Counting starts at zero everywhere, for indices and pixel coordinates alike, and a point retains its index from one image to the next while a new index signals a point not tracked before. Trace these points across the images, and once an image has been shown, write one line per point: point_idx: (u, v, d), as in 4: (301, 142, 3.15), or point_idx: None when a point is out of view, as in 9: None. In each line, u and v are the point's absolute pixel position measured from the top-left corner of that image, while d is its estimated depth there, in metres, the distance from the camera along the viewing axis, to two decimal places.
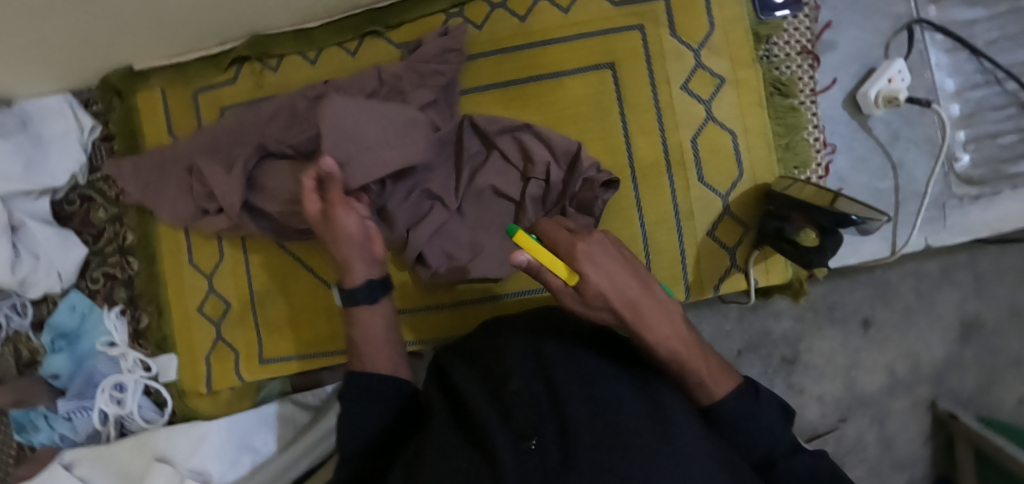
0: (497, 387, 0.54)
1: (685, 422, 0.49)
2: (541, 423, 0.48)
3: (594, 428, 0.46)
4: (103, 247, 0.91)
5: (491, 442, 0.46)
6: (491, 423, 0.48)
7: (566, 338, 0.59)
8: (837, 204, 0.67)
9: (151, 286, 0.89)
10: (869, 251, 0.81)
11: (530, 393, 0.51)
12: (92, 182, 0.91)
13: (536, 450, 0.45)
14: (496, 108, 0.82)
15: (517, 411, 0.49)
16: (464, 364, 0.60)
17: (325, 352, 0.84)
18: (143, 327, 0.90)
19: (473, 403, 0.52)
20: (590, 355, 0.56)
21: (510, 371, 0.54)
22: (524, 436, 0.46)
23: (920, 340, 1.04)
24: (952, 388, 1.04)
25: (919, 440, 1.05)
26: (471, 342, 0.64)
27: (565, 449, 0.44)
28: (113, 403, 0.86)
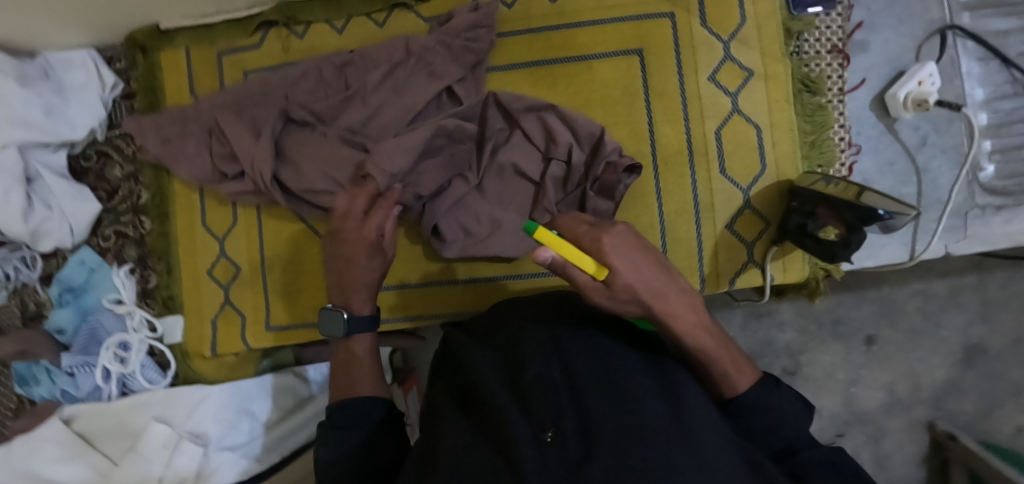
0: (513, 375, 0.52)
1: (707, 412, 0.48)
2: (559, 412, 0.47)
3: (614, 418, 0.45)
4: (117, 204, 0.90)
5: (510, 432, 0.45)
6: (509, 412, 0.47)
7: (581, 324, 0.58)
8: (865, 198, 0.66)
9: (163, 244, 0.88)
10: (887, 255, 0.80)
11: (547, 380, 0.50)
12: (109, 139, 0.90)
13: (557, 442, 0.44)
14: (522, 88, 0.82)
15: (533, 400, 0.48)
16: (478, 347, 0.59)
17: None
18: (151, 287, 0.89)
19: (487, 391, 0.51)
20: (607, 342, 0.55)
21: (526, 359, 0.53)
22: (542, 427, 0.45)
23: (922, 361, 1.04)
24: (951, 411, 1.04)
25: (915, 461, 1.05)
26: (482, 328, 0.63)
27: (587, 441, 0.43)
28: (116, 362, 0.86)
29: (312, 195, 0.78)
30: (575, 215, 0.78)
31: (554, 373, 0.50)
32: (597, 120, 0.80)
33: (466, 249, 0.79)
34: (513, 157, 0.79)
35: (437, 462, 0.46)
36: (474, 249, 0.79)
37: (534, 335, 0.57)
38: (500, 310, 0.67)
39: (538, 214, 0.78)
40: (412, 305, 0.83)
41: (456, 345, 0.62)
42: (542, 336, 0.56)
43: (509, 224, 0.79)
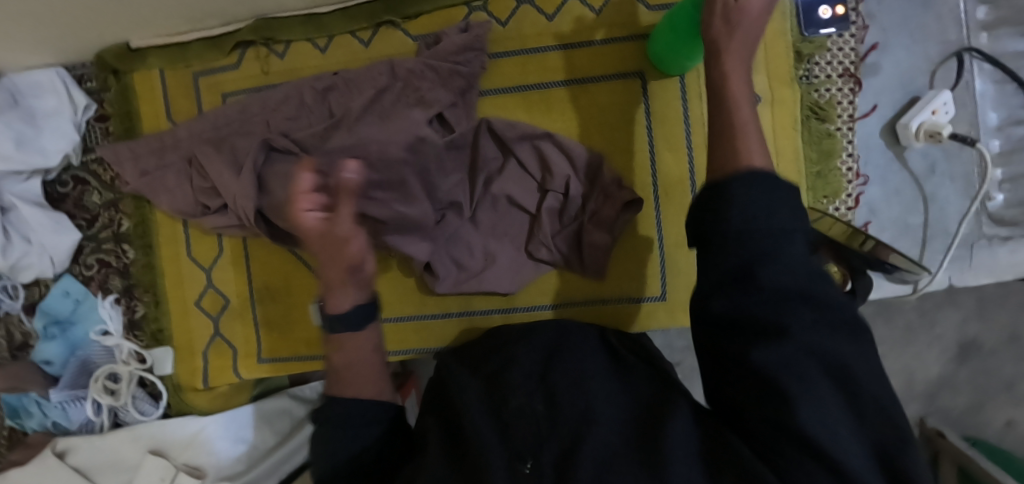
0: (496, 400, 0.53)
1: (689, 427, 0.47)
2: (538, 441, 0.48)
3: (591, 448, 0.46)
4: (96, 232, 0.87)
5: (487, 463, 0.46)
6: (487, 441, 0.49)
7: (573, 349, 0.58)
8: (870, 247, 0.65)
9: (148, 275, 0.85)
10: (890, 287, 0.79)
11: (530, 409, 0.51)
12: (84, 164, 0.86)
13: (531, 474, 0.46)
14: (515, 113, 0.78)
15: (514, 428, 0.50)
16: (468, 370, 0.60)
17: (326, 355, 0.81)
18: (139, 317, 0.87)
19: (469, 417, 0.52)
20: (598, 369, 0.56)
21: (511, 385, 0.54)
22: (521, 457, 0.47)
23: (915, 360, 0.95)
24: (942, 407, 0.95)
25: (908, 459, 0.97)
26: (474, 350, 0.64)
27: (562, 472, 0.44)
28: (107, 394, 0.85)
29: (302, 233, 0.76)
30: (571, 249, 0.76)
31: (536, 402, 0.51)
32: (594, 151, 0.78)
33: (462, 282, 0.77)
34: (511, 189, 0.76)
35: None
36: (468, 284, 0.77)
37: (526, 359, 0.57)
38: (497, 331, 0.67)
39: (533, 247, 0.76)
40: (407, 337, 0.81)
41: (451, 364, 0.62)
42: (534, 360, 0.57)
43: (504, 258, 0.77)
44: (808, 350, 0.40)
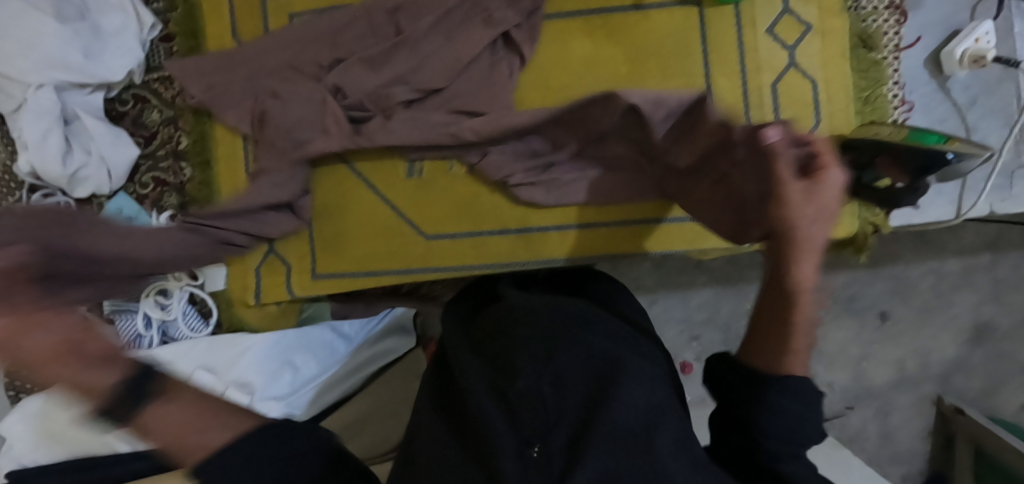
0: (500, 379, 0.53)
1: (673, 433, 0.51)
2: (547, 428, 0.48)
3: (602, 438, 0.46)
4: (155, 151, 0.88)
5: (497, 447, 0.47)
6: (496, 425, 0.48)
7: (577, 336, 0.58)
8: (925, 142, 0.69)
9: (205, 191, 0.86)
10: (934, 213, 0.82)
11: (537, 389, 0.51)
12: (146, 83, 0.88)
13: (540, 459, 0.46)
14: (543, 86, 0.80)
15: (521, 413, 0.49)
16: (469, 353, 0.60)
17: (386, 269, 0.82)
18: (192, 235, 0.88)
19: (474, 400, 0.52)
20: (601, 354, 0.56)
21: (517, 365, 0.54)
22: (529, 443, 0.47)
23: (932, 339, 1.24)
24: (957, 387, 1.24)
25: (919, 435, 1.25)
26: (477, 326, 0.66)
27: (569, 459, 0.46)
28: (157, 309, 0.85)
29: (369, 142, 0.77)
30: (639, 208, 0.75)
31: (543, 383, 0.51)
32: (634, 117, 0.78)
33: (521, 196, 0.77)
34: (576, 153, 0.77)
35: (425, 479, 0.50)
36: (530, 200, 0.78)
37: (528, 342, 0.57)
38: (494, 311, 0.67)
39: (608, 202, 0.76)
40: (463, 253, 0.81)
41: (452, 348, 0.62)
42: (536, 344, 0.56)
43: (562, 170, 0.78)
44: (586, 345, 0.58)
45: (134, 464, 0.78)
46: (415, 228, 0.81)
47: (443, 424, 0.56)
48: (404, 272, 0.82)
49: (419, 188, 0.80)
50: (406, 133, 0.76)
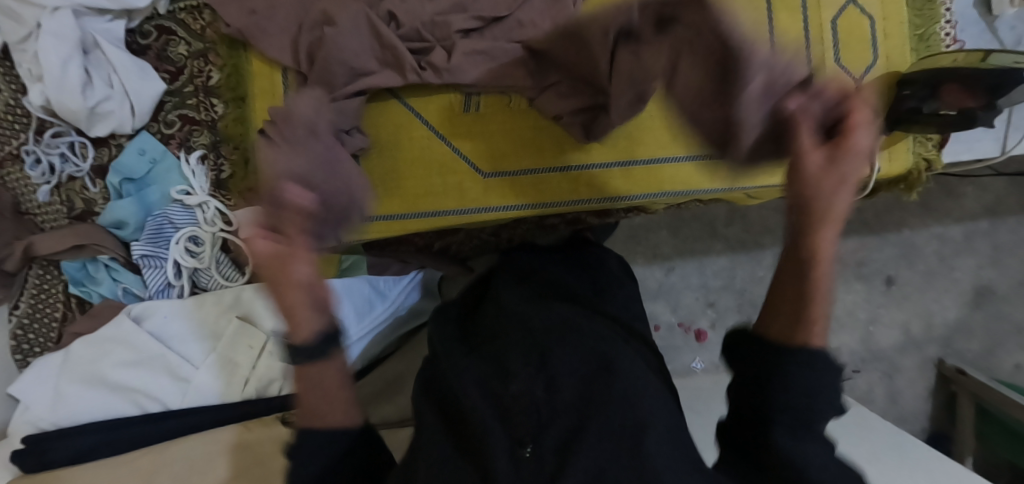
0: (496, 381, 0.55)
1: (662, 424, 0.52)
2: (539, 428, 0.50)
3: (596, 437, 0.48)
4: (181, 87, 0.81)
5: (490, 446, 0.48)
6: (488, 423, 0.50)
7: (572, 342, 0.60)
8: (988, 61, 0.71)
9: (240, 129, 0.80)
10: (981, 150, 0.84)
11: (529, 393, 0.53)
12: (172, 13, 0.81)
13: (532, 459, 0.47)
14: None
15: (516, 413, 0.51)
16: (464, 355, 0.62)
17: (444, 210, 0.79)
18: (225, 178, 0.82)
19: (467, 399, 0.53)
20: (591, 356, 0.58)
21: (512, 369, 0.56)
22: (521, 443, 0.49)
23: (933, 300, 1.62)
24: (958, 343, 1.63)
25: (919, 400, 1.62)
26: (478, 333, 0.68)
27: (563, 458, 0.47)
28: (188, 256, 0.80)
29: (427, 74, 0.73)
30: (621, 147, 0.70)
31: (535, 386, 0.53)
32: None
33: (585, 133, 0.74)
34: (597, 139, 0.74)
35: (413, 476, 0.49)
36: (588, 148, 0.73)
37: (519, 348, 0.59)
38: (489, 318, 0.69)
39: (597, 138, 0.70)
40: (524, 193, 0.79)
41: (445, 354, 0.64)
42: (530, 349, 0.59)
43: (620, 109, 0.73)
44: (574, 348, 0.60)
45: (174, 421, 0.73)
46: (472, 166, 0.78)
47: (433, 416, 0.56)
48: (461, 212, 0.79)
49: (476, 122, 0.77)
50: (465, 64, 0.73)
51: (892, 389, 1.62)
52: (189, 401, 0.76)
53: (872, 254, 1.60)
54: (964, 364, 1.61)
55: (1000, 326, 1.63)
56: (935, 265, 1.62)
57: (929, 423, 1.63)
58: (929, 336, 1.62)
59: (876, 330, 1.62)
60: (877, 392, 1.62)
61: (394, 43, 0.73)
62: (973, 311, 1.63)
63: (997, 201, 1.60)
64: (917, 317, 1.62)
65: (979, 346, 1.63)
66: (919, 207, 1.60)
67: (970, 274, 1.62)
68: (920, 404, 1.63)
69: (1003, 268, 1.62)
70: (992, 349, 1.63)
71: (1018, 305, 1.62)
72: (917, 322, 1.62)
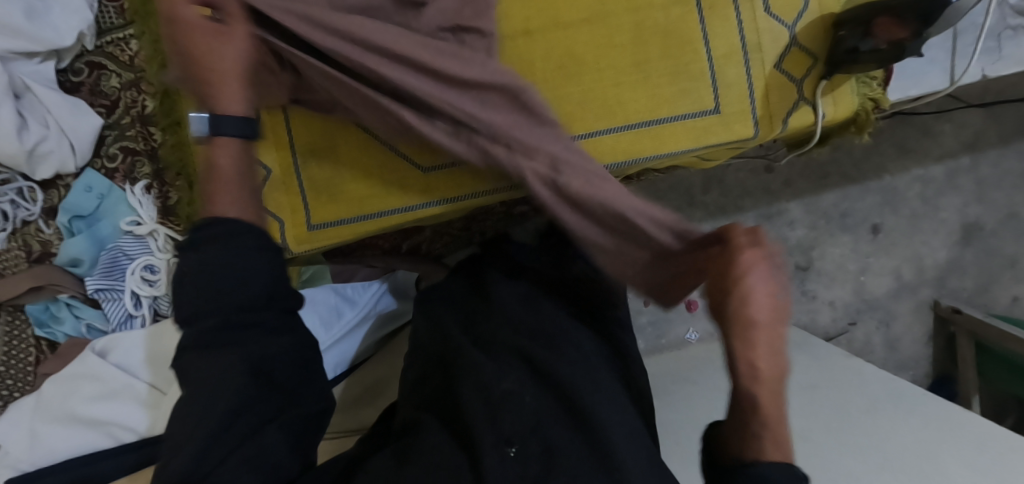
0: (488, 380, 0.60)
1: (630, 429, 0.57)
2: (524, 430, 0.55)
3: (577, 448, 0.53)
4: (118, 119, 0.82)
5: (478, 442, 0.53)
6: (480, 422, 0.55)
7: (562, 348, 0.64)
8: None
9: (179, 153, 0.81)
10: (929, 83, 0.81)
11: (519, 398, 0.58)
12: (99, 47, 0.81)
13: (516, 458, 0.53)
14: (515, 19, 0.76)
15: (505, 418, 0.56)
16: (470, 344, 0.66)
17: (391, 208, 0.81)
18: (172, 204, 0.83)
19: (462, 397, 0.59)
20: (584, 366, 0.62)
21: (506, 372, 0.61)
22: (507, 442, 0.54)
23: (922, 242, 1.62)
24: (954, 283, 1.64)
25: (917, 345, 1.66)
26: (474, 317, 0.71)
27: (545, 463, 0.52)
28: (145, 285, 0.80)
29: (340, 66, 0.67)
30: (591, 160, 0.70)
31: (525, 395, 0.58)
32: (622, 55, 0.77)
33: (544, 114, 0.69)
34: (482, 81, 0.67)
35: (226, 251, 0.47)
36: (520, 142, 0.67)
37: (517, 356, 0.64)
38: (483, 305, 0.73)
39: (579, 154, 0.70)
40: (471, 181, 0.79)
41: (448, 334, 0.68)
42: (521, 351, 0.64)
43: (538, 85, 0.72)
44: (570, 356, 0.63)
45: (145, 447, 0.71)
46: (411, 162, 0.79)
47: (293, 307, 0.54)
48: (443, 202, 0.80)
49: None
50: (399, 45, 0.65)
51: (890, 336, 1.66)
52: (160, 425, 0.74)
53: (854, 204, 1.60)
54: (959, 303, 1.63)
55: (992, 260, 1.63)
56: (920, 207, 1.61)
57: (931, 365, 1.67)
58: (921, 279, 1.64)
59: (867, 280, 1.63)
60: (875, 342, 1.66)
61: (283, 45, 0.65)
62: (963, 250, 1.63)
63: (975, 136, 1.58)
64: (908, 262, 1.63)
65: (972, 284, 1.64)
66: (896, 151, 1.58)
67: (956, 213, 1.61)
68: (919, 348, 1.67)
69: (989, 203, 1.61)
70: (987, 286, 1.64)
71: (1008, 238, 1.62)
72: (908, 266, 1.63)
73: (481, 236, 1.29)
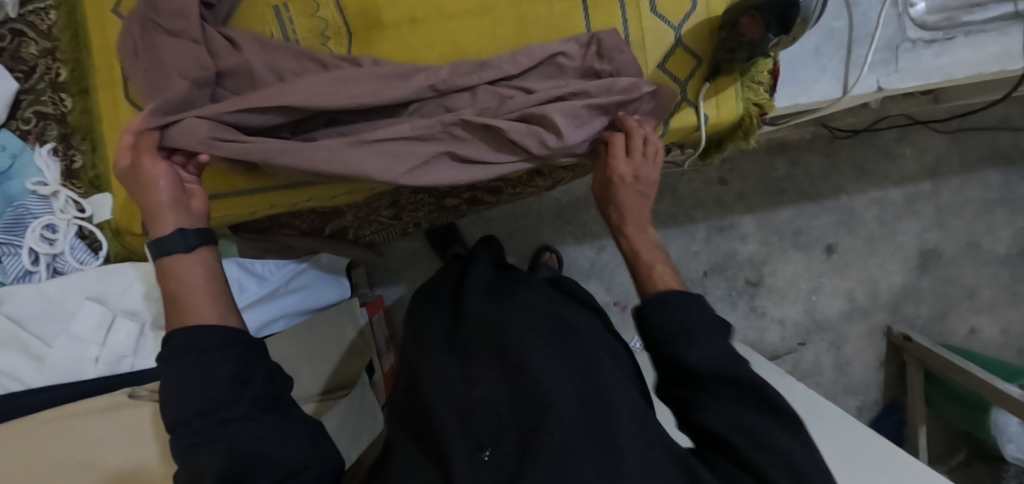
0: (465, 389, 0.70)
1: (636, 415, 0.67)
2: (496, 434, 0.64)
3: (546, 437, 0.61)
4: (34, 84, 0.87)
5: (453, 451, 0.62)
6: (453, 432, 0.64)
7: (528, 340, 0.74)
8: None
9: (86, 119, 0.86)
10: (820, 92, 0.82)
11: (492, 398, 0.68)
12: (21, 15, 0.87)
13: (489, 460, 0.62)
14: (402, 8, 0.79)
15: (477, 420, 0.66)
16: (443, 357, 0.77)
17: (273, 187, 0.85)
18: (76, 167, 0.87)
19: (435, 411, 0.67)
20: (566, 366, 0.72)
21: (478, 377, 0.71)
22: (482, 447, 0.63)
23: (879, 266, 1.59)
24: (910, 311, 1.60)
25: (867, 372, 1.61)
26: (430, 335, 0.83)
27: (518, 461, 0.61)
28: (44, 243, 0.85)
29: (265, 119, 0.70)
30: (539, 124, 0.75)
31: (496, 392, 0.69)
32: (503, 46, 0.79)
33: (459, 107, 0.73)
34: (334, 73, 0.74)
35: (188, 371, 0.60)
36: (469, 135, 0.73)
37: (490, 361, 0.73)
38: (459, 323, 0.84)
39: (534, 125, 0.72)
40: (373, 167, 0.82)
41: (415, 356, 0.80)
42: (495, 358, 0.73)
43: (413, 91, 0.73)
44: (533, 345, 0.74)
45: (32, 396, 0.79)
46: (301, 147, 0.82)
47: (234, 358, 0.62)
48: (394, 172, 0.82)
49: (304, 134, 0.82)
50: (293, 91, 0.70)
51: (840, 360, 1.61)
52: (46, 377, 0.81)
53: (809, 222, 1.57)
54: (913, 330, 1.58)
55: (949, 289, 1.59)
56: (877, 230, 1.58)
57: (882, 393, 1.62)
58: (876, 304, 1.60)
59: (817, 300, 1.59)
60: (825, 364, 1.61)
61: (183, 115, 0.69)
62: (920, 275, 1.59)
63: (936, 161, 1.55)
64: (862, 284, 1.59)
65: (928, 312, 1.60)
66: (854, 171, 1.55)
67: (914, 238, 1.58)
68: (871, 373, 1.62)
69: (949, 230, 1.58)
70: (943, 315, 1.60)
71: (966, 267, 1.59)
72: (862, 289, 1.59)
73: (413, 224, 1.32)
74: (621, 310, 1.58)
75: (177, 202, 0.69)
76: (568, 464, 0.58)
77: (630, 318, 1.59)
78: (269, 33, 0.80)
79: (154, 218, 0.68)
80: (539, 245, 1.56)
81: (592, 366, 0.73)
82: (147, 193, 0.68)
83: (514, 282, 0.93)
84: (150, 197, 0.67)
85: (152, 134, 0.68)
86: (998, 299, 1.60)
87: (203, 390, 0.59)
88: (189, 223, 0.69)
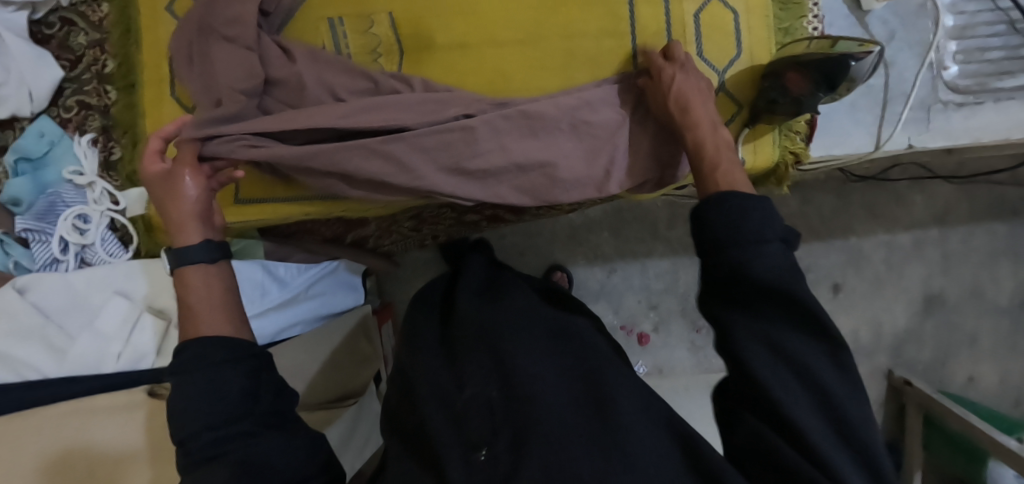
0: (457, 391, 0.70)
1: (639, 410, 0.66)
2: (489, 434, 0.63)
3: (541, 439, 0.60)
4: (80, 74, 0.89)
5: (447, 453, 0.61)
6: (445, 432, 0.63)
7: (523, 342, 0.74)
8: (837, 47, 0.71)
9: (128, 113, 0.87)
10: (853, 145, 0.85)
11: (485, 397, 0.67)
12: (73, 6, 0.89)
13: (484, 460, 0.61)
14: (453, 32, 0.80)
15: (469, 421, 0.65)
16: (436, 362, 0.76)
17: (313, 196, 0.85)
18: (114, 160, 0.88)
19: (428, 417, 0.66)
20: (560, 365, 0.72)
21: (469, 378, 0.70)
22: (476, 448, 0.62)
23: (884, 308, 1.61)
24: (912, 354, 1.62)
25: None
26: (424, 338, 0.82)
27: (513, 460, 0.60)
28: (75, 233, 0.86)
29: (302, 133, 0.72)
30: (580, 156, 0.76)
31: (489, 391, 0.68)
32: (549, 78, 0.81)
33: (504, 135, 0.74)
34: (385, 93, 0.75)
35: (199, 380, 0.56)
36: (509, 161, 0.74)
37: (482, 361, 0.72)
38: (452, 327, 0.83)
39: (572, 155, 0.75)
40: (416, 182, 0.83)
41: (409, 362, 0.79)
42: (488, 358, 0.72)
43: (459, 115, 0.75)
44: (527, 346, 0.73)
45: (47, 387, 0.78)
46: None
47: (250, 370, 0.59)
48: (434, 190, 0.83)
49: None
50: (343, 108, 0.72)
51: None
52: (65, 370, 0.80)
53: (817, 260, 1.59)
54: (913, 374, 1.60)
55: (951, 335, 1.62)
56: (884, 272, 1.60)
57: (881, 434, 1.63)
58: (878, 345, 1.62)
59: None
60: None
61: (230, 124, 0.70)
62: (923, 320, 1.61)
63: (946, 210, 1.59)
64: (866, 325, 1.61)
65: (929, 356, 1.62)
66: (865, 213, 1.58)
67: (919, 283, 1.60)
68: None
69: (953, 278, 1.60)
70: (943, 360, 1.62)
71: (968, 315, 1.61)
72: (865, 329, 1.61)
73: (431, 236, 1.33)
74: (627, 334, 1.59)
75: (203, 214, 0.66)
76: (564, 463, 0.58)
77: (635, 343, 1.59)
78: (321, 45, 0.81)
79: (177, 227, 0.64)
80: (550, 263, 1.57)
81: (587, 365, 0.72)
82: (174, 202, 0.65)
83: (507, 284, 0.93)
84: (177, 207, 0.65)
85: (193, 146, 0.68)
86: (998, 349, 1.62)
87: (218, 405, 0.56)
88: (212, 236, 0.66)
